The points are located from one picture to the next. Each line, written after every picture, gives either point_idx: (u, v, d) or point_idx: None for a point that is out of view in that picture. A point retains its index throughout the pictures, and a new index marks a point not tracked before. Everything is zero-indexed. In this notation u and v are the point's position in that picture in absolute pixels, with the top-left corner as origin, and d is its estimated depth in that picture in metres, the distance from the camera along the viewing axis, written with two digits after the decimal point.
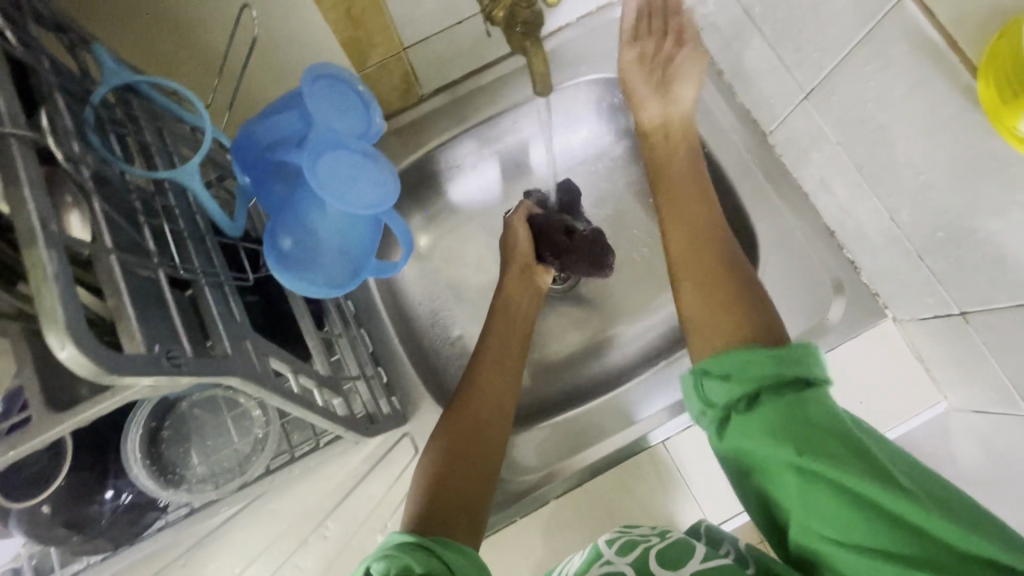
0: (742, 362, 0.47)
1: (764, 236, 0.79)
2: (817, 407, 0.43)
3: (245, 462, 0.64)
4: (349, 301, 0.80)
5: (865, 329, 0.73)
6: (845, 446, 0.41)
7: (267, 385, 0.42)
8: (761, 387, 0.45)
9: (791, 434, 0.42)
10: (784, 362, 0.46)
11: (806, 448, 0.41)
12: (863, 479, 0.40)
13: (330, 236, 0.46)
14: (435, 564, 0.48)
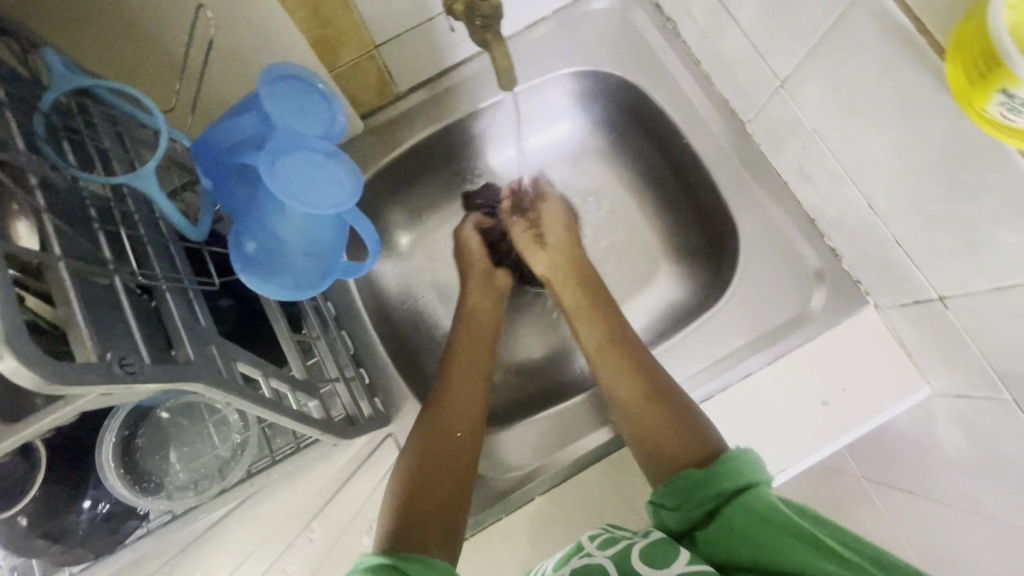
0: (687, 490, 0.53)
1: (744, 226, 0.78)
2: (755, 504, 0.49)
3: (225, 468, 0.63)
4: (329, 303, 0.79)
5: (847, 317, 0.73)
6: (784, 530, 0.46)
7: (233, 390, 0.42)
8: (709, 504, 0.51)
9: (737, 540, 0.47)
10: (720, 476, 0.52)
11: (753, 549, 0.46)
12: (804, 553, 0.44)
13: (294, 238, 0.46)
14: None
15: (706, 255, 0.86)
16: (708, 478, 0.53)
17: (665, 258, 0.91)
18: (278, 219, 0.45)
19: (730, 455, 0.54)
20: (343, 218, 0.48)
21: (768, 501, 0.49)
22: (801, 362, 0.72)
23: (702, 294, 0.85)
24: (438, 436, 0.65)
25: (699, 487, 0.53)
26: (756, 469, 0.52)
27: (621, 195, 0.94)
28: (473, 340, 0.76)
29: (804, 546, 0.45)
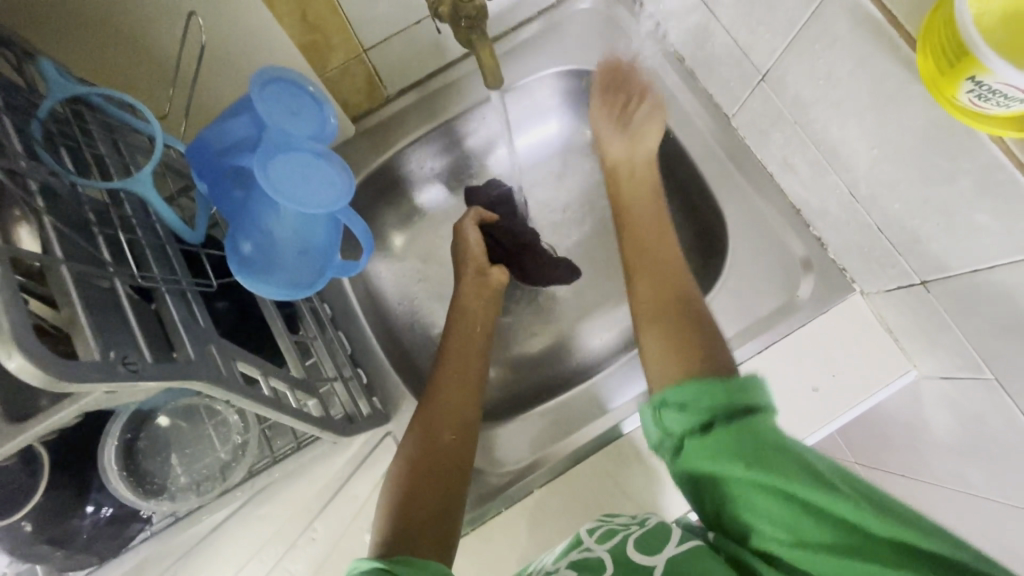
0: (694, 396, 0.50)
1: (732, 217, 0.80)
2: (759, 433, 0.45)
3: (227, 468, 0.64)
4: (325, 305, 0.80)
5: (834, 304, 0.74)
6: (777, 456, 0.44)
7: (233, 388, 0.43)
8: (711, 418, 0.48)
9: (732, 461, 0.45)
10: (727, 393, 0.48)
11: (747, 470, 0.44)
12: (795, 480, 0.43)
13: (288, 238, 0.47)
14: None
15: (696, 246, 0.87)
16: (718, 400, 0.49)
17: None
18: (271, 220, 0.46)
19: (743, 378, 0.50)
20: (335, 217, 0.49)
21: (768, 426, 0.46)
22: (790, 349, 0.74)
23: None
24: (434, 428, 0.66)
25: (705, 401, 0.49)
26: (762, 393, 0.49)
27: None
28: (467, 336, 0.75)
29: (796, 475, 0.43)
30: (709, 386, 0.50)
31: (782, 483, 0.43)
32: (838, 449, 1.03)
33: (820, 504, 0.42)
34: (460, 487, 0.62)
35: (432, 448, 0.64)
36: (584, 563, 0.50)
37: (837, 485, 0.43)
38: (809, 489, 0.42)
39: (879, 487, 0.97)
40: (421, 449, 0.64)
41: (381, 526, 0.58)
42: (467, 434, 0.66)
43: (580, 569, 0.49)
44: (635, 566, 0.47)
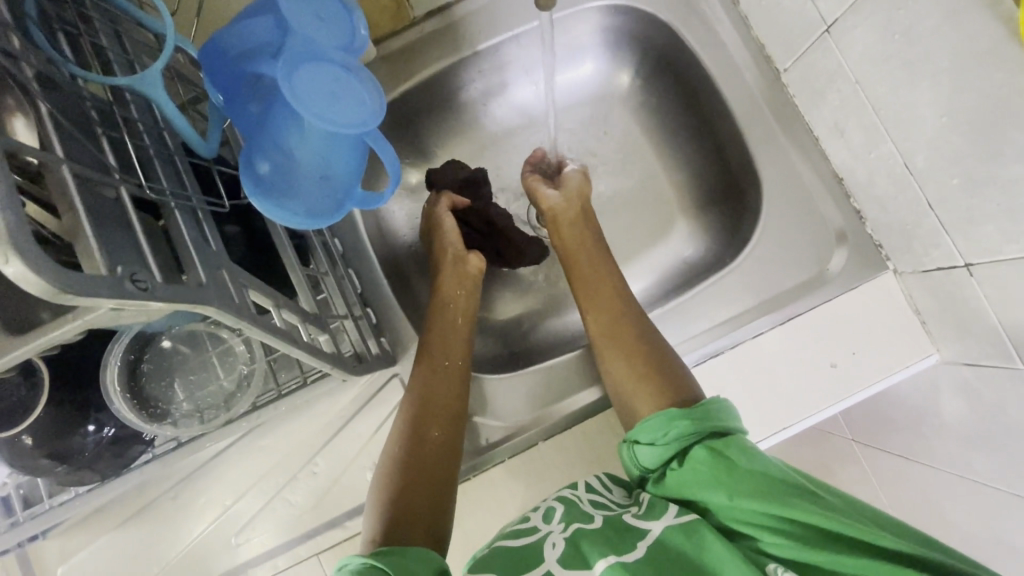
0: (668, 426, 0.54)
1: (768, 182, 0.76)
2: (733, 449, 0.50)
3: (231, 399, 0.63)
4: (335, 240, 0.77)
5: (865, 281, 0.72)
6: (763, 474, 0.48)
7: (246, 318, 0.40)
8: (688, 443, 0.52)
9: (717, 481, 0.49)
10: (702, 417, 0.53)
11: (732, 489, 0.48)
12: (783, 491, 0.47)
13: (310, 160, 0.43)
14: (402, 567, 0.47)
15: (726, 210, 0.84)
16: (694, 423, 0.53)
17: (681, 212, 0.88)
18: (293, 138, 0.42)
19: (711, 402, 0.55)
20: (360, 141, 0.45)
21: (748, 449, 0.51)
22: (814, 324, 0.72)
23: (719, 250, 0.83)
24: (429, 405, 0.65)
25: (679, 428, 0.53)
26: (729, 417, 0.54)
27: (640, 145, 0.91)
28: (447, 318, 0.74)
29: (783, 486, 0.47)
30: (685, 416, 0.54)
31: (772, 498, 0.46)
32: (836, 426, 1.03)
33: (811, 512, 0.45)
34: (453, 461, 0.63)
35: (426, 420, 0.64)
36: (577, 510, 0.52)
37: (818, 496, 0.47)
38: (800, 504, 0.46)
39: (873, 465, 0.98)
40: (415, 447, 0.62)
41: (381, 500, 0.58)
42: (457, 411, 0.66)
43: (566, 505, 0.53)
44: (627, 525, 0.50)
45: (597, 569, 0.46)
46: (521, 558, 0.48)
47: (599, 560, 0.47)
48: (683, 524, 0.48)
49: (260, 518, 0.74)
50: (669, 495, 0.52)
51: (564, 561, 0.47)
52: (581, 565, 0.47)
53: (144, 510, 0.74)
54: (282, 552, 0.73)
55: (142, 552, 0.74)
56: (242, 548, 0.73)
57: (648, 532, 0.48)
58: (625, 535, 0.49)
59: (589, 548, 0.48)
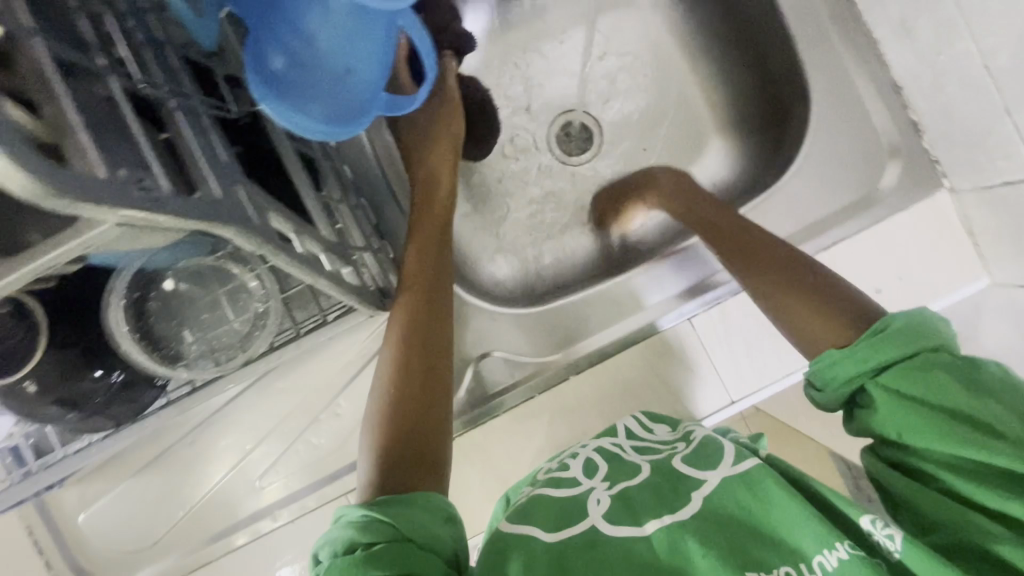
0: (835, 363, 0.48)
1: (818, 93, 0.70)
2: (953, 367, 0.44)
3: (247, 339, 0.59)
4: (344, 166, 0.70)
5: (917, 201, 0.67)
6: (924, 399, 0.43)
7: (268, 241, 0.36)
8: (864, 380, 0.46)
9: (889, 417, 0.44)
10: (877, 347, 0.46)
11: (903, 426, 0.43)
12: (935, 419, 0.42)
13: (330, 51, 0.37)
14: (423, 529, 0.43)
15: (767, 128, 0.77)
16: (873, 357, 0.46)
17: (716, 132, 0.82)
18: (311, 23, 0.35)
19: (891, 322, 0.47)
20: (385, 29, 0.39)
21: (943, 370, 0.44)
22: (861, 247, 0.68)
23: (756, 173, 0.78)
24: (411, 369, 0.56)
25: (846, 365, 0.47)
26: (918, 334, 0.45)
27: (673, 57, 0.83)
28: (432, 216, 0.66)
29: (954, 421, 0.42)
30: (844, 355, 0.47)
31: (937, 435, 0.42)
32: None
33: (966, 445, 0.41)
34: (440, 378, 0.57)
35: (409, 372, 0.56)
36: (620, 464, 0.50)
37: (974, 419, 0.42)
38: (975, 439, 0.41)
39: None
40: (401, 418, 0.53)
41: (371, 426, 0.54)
42: (439, 322, 0.60)
43: (610, 462, 0.51)
44: (677, 472, 0.47)
45: (648, 529, 0.43)
46: (568, 511, 0.45)
47: (651, 519, 0.43)
48: (743, 478, 0.44)
49: (283, 460, 0.72)
50: (859, 430, 0.48)
51: (612, 520, 0.44)
52: (631, 522, 0.43)
53: (162, 456, 0.72)
54: (308, 493, 0.71)
55: (164, 497, 0.72)
56: (267, 490, 0.72)
57: (704, 483, 0.45)
58: (676, 482, 0.46)
59: (638, 503, 0.45)
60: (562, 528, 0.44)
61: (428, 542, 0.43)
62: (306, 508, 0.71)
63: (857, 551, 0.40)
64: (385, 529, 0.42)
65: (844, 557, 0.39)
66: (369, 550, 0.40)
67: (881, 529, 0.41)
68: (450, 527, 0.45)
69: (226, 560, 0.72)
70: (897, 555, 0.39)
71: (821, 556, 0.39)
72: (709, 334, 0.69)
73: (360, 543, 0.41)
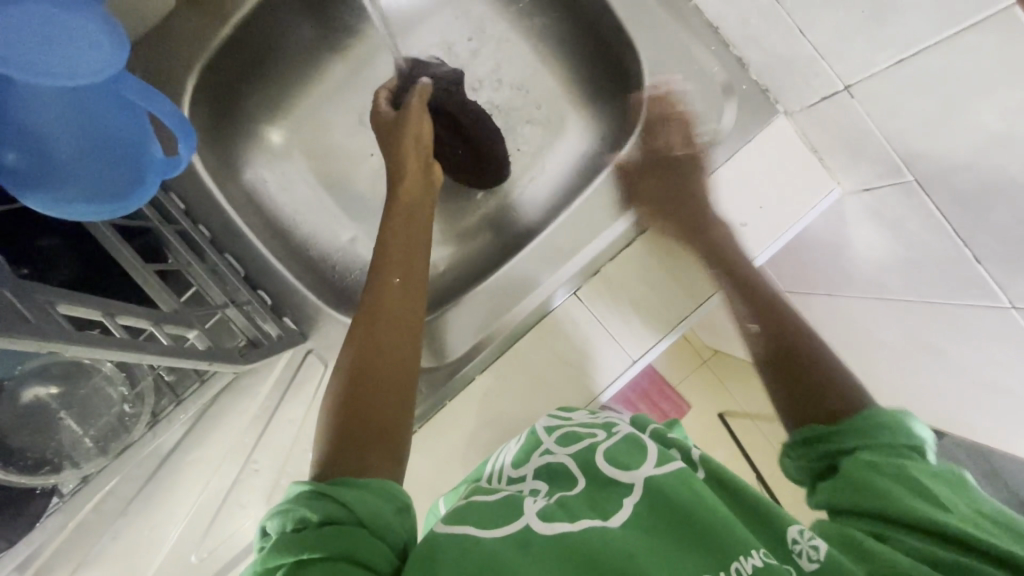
0: (825, 432, 0.51)
1: (646, 49, 0.71)
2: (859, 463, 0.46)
3: (125, 425, 0.58)
4: (200, 225, 0.69)
5: (758, 130, 0.70)
6: (891, 472, 0.44)
7: (56, 338, 0.35)
8: (838, 455, 0.49)
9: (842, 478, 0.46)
10: (862, 428, 0.49)
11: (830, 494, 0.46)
12: (900, 495, 0.42)
13: (53, 131, 0.42)
14: (372, 513, 0.40)
15: (614, 91, 0.79)
16: (827, 435, 0.50)
17: (571, 105, 0.83)
18: (22, 115, 0.41)
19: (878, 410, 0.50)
20: (110, 89, 0.44)
21: (873, 453, 0.46)
22: (720, 186, 0.70)
23: (615, 136, 0.80)
24: (373, 359, 0.52)
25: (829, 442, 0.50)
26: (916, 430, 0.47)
27: (514, 41, 0.83)
28: (412, 218, 0.64)
29: (876, 476, 0.44)
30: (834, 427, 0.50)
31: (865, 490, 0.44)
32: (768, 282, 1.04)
33: (895, 498, 0.42)
34: (410, 392, 0.52)
35: (373, 360, 0.52)
36: (551, 471, 0.49)
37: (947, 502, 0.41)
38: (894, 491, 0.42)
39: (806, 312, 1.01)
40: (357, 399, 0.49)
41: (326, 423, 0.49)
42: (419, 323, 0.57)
43: (548, 480, 0.48)
44: (598, 468, 0.47)
45: (580, 524, 0.42)
46: (504, 512, 0.43)
47: (585, 517, 0.43)
48: (677, 474, 0.45)
49: (214, 530, 0.71)
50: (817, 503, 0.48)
51: (545, 517, 0.43)
52: (564, 519, 0.42)
53: None
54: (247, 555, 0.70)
55: None
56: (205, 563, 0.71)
57: (633, 484, 0.45)
58: (605, 488, 0.45)
59: (573, 506, 0.44)
60: (496, 524, 0.42)
61: (377, 528, 0.39)
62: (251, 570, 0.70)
63: (771, 559, 0.40)
64: (327, 512, 0.39)
65: (759, 563, 0.39)
66: (318, 531, 0.38)
67: (804, 540, 0.41)
68: (401, 516, 0.42)
69: None
70: (814, 566, 0.39)
71: (737, 563, 0.39)
72: (601, 300, 0.71)
73: (308, 522, 0.38)
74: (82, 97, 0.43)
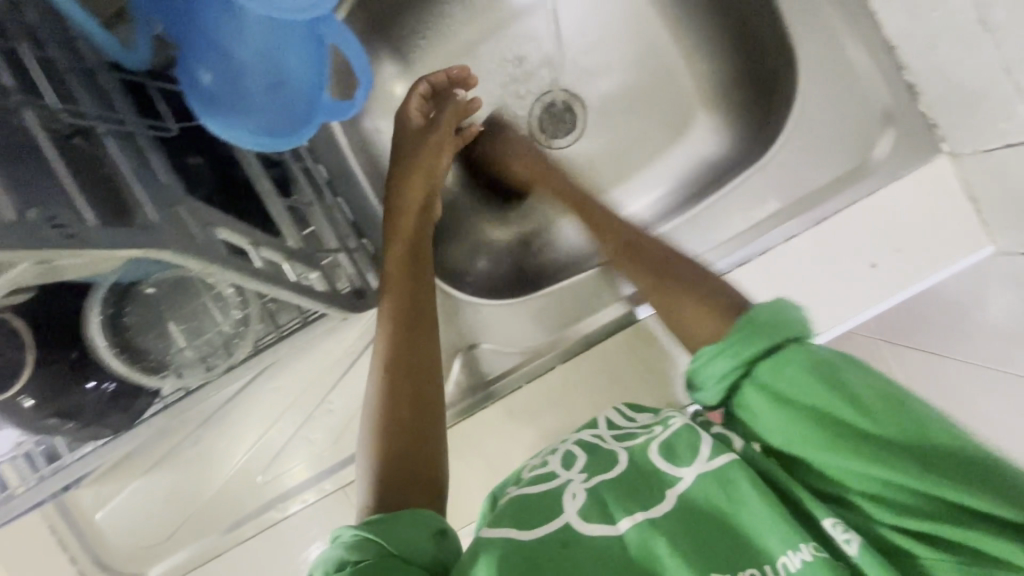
0: (723, 358, 0.46)
1: (806, 60, 0.66)
2: (790, 387, 0.43)
3: (231, 343, 0.61)
4: (320, 166, 0.71)
5: (915, 167, 0.63)
6: (812, 412, 0.42)
7: (215, 262, 0.36)
8: (749, 370, 0.45)
9: (774, 424, 0.43)
10: (749, 343, 0.45)
11: (791, 436, 0.42)
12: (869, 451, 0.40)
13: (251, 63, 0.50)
14: (401, 544, 0.41)
15: (756, 98, 0.75)
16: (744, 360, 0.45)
17: (703, 104, 0.79)
18: (231, 46, 0.49)
19: (755, 313, 0.47)
20: (307, 30, 0.53)
21: (815, 375, 0.42)
22: (856, 220, 0.64)
23: (746, 146, 0.75)
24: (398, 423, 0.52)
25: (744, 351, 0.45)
26: (788, 319, 0.45)
27: (655, 31, 0.80)
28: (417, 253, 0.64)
29: (851, 428, 0.41)
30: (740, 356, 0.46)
31: (849, 449, 0.40)
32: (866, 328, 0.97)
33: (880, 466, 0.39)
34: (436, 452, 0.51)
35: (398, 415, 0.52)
36: (594, 451, 0.48)
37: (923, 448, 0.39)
38: (883, 457, 0.39)
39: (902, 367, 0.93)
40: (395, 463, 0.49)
41: (374, 372, 0.56)
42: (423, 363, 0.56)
43: (589, 454, 0.47)
44: (653, 467, 0.44)
45: (620, 527, 0.41)
46: (542, 507, 0.43)
47: (621, 517, 0.42)
48: (730, 469, 0.42)
49: (283, 455, 0.74)
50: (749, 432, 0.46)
51: (585, 516, 0.42)
52: (603, 521, 0.42)
53: (167, 457, 0.75)
54: (309, 487, 0.74)
55: (178, 495, 0.76)
56: (270, 485, 0.75)
57: (680, 480, 0.43)
58: (650, 480, 0.44)
59: (610, 503, 0.43)
60: (535, 524, 0.42)
61: (411, 556, 0.41)
62: (307, 502, 0.73)
63: (822, 551, 0.39)
64: (366, 548, 0.40)
65: (808, 558, 0.38)
66: (357, 567, 0.39)
67: (841, 534, 0.39)
68: (437, 540, 0.43)
69: (237, 552, 0.75)
70: (854, 558, 0.38)
71: (785, 557, 0.38)
72: None
73: (349, 561, 0.40)
74: (284, 30, 0.51)
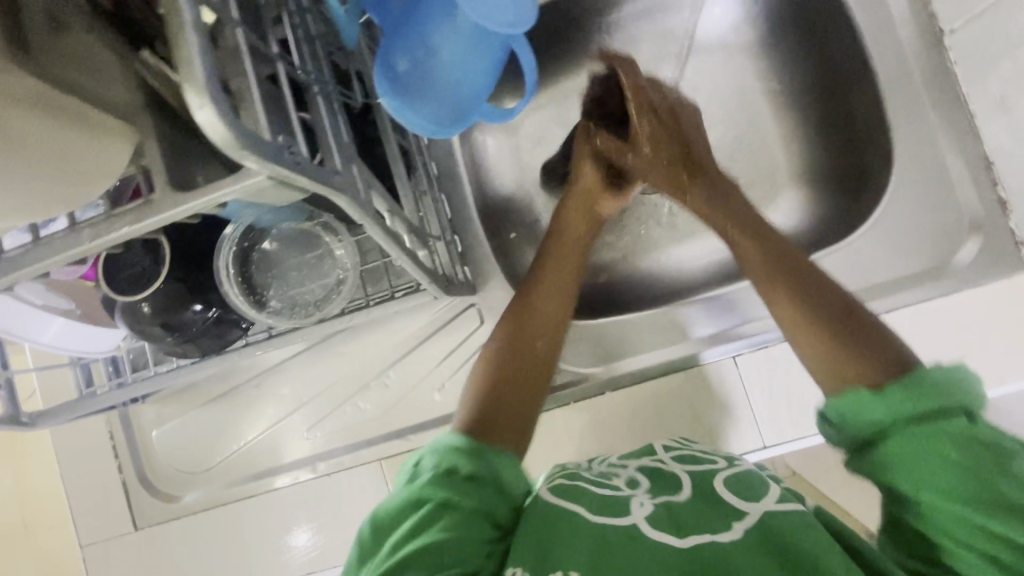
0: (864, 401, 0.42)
1: (902, 160, 0.70)
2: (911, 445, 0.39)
3: (324, 301, 0.66)
4: (432, 163, 0.78)
5: (993, 280, 0.65)
6: (961, 465, 0.38)
7: (370, 214, 0.42)
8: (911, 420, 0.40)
9: (891, 467, 0.40)
10: (917, 392, 0.41)
11: (934, 487, 0.38)
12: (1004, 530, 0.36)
13: (448, 61, 0.47)
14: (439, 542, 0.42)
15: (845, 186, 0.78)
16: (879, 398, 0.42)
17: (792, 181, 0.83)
18: (435, 39, 0.46)
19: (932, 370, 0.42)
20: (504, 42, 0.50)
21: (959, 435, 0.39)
22: (926, 317, 0.66)
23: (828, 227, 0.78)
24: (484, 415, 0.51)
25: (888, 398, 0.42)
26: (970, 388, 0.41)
27: (758, 104, 0.82)
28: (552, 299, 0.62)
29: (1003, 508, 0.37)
30: (875, 395, 0.42)
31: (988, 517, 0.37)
32: None
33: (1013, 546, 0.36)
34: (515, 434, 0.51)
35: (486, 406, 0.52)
36: (658, 473, 0.47)
37: None
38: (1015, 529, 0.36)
39: None
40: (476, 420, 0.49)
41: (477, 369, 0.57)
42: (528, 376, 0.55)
43: (652, 478, 0.47)
44: (721, 496, 0.43)
45: (688, 541, 0.39)
46: (608, 504, 0.43)
47: (694, 533, 0.40)
48: (800, 518, 0.41)
49: (330, 418, 0.79)
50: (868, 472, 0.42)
51: (652, 522, 0.41)
52: (672, 530, 0.40)
53: (225, 395, 0.81)
54: (347, 452, 0.78)
55: (226, 431, 0.81)
56: (311, 442, 0.79)
57: (749, 513, 0.41)
58: (716, 506, 0.42)
59: (684, 519, 0.41)
60: (602, 514, 0.42)
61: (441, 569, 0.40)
62: (342, 465, 0.78)
63: None
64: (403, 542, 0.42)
65: None
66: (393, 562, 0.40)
67: None
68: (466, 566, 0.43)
69: (265, 498, 0.79)
70: None
71: None
72: (753, 375, 0.70)
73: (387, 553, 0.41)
74: (480, 43, 0.48)
